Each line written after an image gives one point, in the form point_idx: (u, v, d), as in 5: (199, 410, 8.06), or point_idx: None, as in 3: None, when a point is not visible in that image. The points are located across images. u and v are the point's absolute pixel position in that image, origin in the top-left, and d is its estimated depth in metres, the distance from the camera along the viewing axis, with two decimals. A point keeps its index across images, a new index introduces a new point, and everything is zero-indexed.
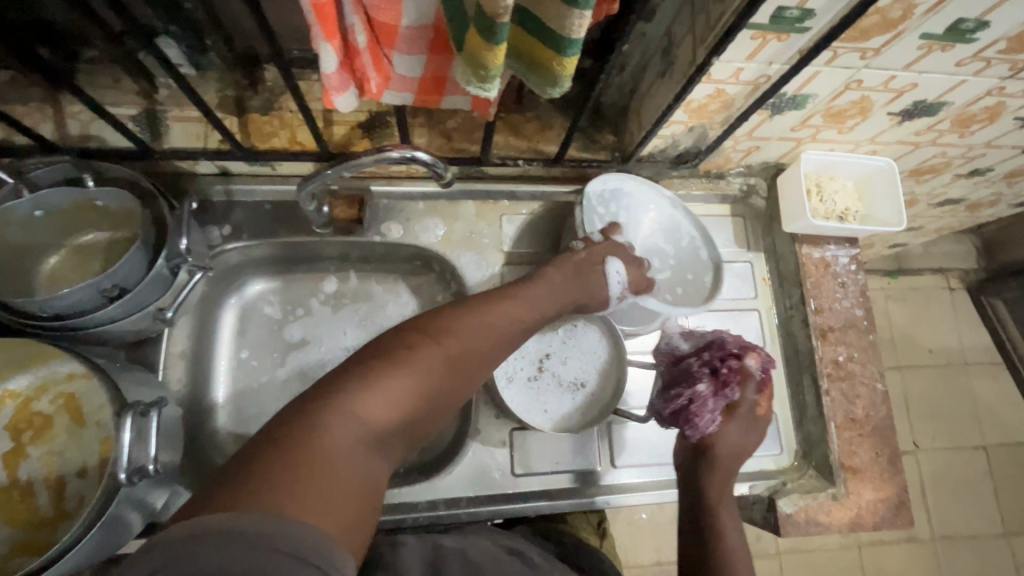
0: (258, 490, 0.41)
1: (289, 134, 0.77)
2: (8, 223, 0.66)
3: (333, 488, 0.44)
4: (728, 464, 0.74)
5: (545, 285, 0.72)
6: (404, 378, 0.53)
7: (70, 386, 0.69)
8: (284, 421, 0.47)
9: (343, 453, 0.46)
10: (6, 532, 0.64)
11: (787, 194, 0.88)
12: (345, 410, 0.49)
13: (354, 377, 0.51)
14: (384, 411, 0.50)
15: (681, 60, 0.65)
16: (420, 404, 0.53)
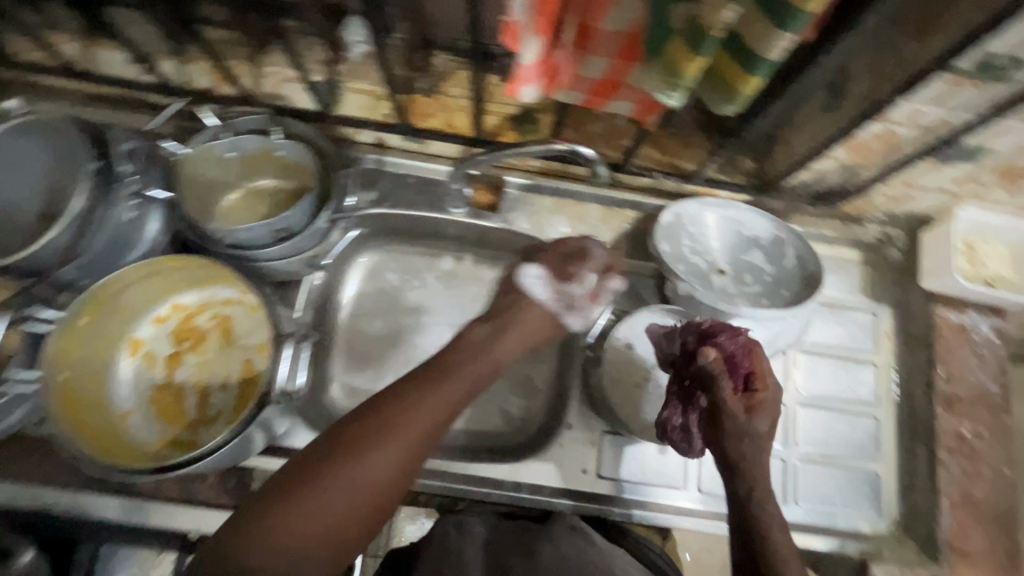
0: (248, 542, 0.48)
1: (445, 117, 0.84)
2: (207, 159, 0.75)
3: (308, 536, 0.50)
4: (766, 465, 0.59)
5: (523, 307, 0.71)
6: (398, 430, 0.56)
7: (227, 309, 0.78)
8: (277, 482, 0.52)
9: (335, 510, 0.51)
10: (158, 425, 0.72)
11: (930, 251, 0.84)
12: (339, 479, 0.52)
13: (347, 441, 0.55)
14: (381, 466, 0.54)
15: (856, 97, 0.64)
16: (411, 455, 0.56)
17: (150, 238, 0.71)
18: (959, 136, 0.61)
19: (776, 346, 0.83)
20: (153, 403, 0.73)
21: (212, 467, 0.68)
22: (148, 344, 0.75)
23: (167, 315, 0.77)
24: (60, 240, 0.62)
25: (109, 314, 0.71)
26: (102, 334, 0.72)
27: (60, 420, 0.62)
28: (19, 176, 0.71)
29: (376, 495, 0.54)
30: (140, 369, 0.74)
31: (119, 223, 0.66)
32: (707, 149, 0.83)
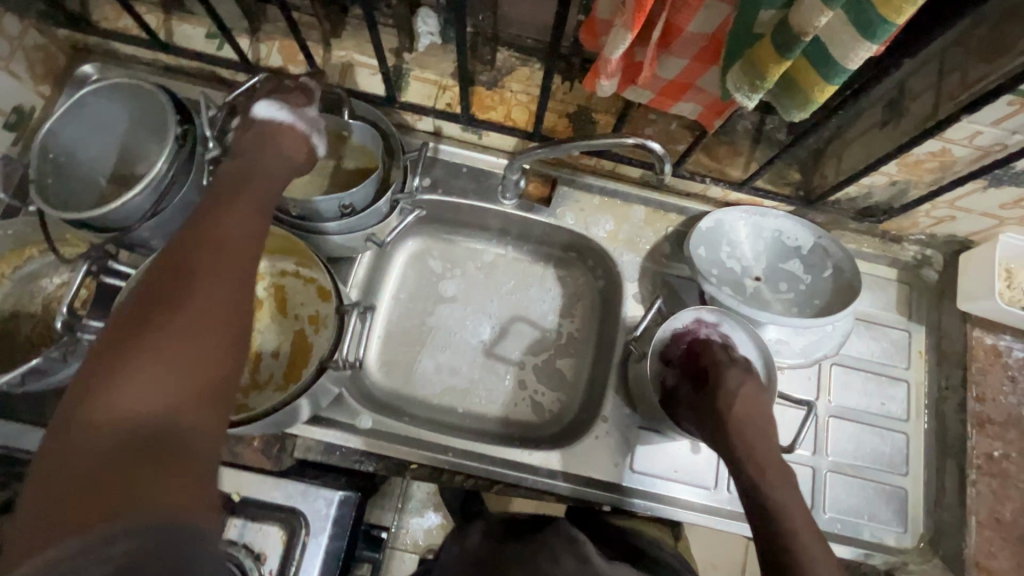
0: (98, 429, 0.37)
1: (505, 110, 0.85)
2: None
3: (120, 447, 0.37)
4: (754, 440, 0.68)
5: (267, 149, 0.62)
6: (224, 249, 0.50)
7: (282, 280, 0.80)
8: (99, 356, 0.42)
9: (176, 361, 0.42)
10: None
11: (969, 273, 0.86)
12: (172, 318, 0.44)
13: (179, 274, 0.47)
14: (215, 325, 0.46)
15: (914, 114, 0.66)
16: (234, 301, 0.48)
17: None
18: (1014, 157, 0.63)
19: (812, 357, 0.85)
20: None
21: (263, 430, 0.70)
22: None
23: None
24: (141, 202, 0.65)
25: None
26: None
27: None
28: (101, 138, 0.74)
29: (217, 336, 0.45)
30: None
31: (195, 190, 0.69)
32: (756, 159, 0.86)
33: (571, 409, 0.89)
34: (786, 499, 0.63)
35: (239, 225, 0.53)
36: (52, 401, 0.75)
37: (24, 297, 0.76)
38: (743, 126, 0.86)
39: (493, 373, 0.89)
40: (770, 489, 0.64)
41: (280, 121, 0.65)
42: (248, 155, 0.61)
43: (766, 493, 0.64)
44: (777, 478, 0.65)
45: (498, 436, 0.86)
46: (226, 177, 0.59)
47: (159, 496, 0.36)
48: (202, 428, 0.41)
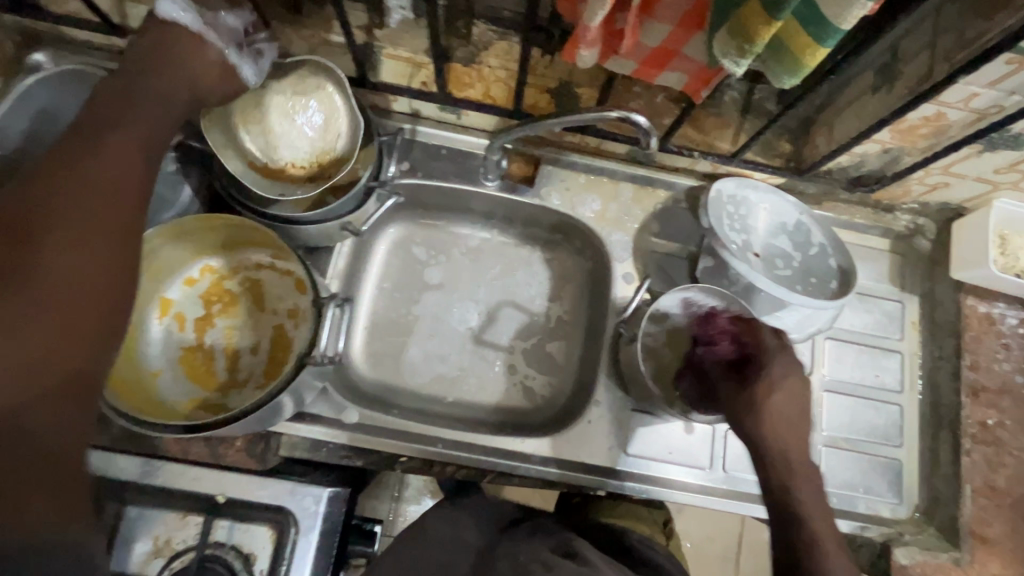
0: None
1: (484, 87, 0.81)
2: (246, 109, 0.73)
3: None
4: (779, 413, 0.63)
5: (154, 86, 0.58)
6: (67, 186, 0.49)
7: (257, 274, 0.77)
8: None
9: (51, 294, 0.45)
10: (186, 385, 0.72)
11: (963, 240, 0.84)
12: (47, 267, 0.45)
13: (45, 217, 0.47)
14: (62, 266, 0.46)
15: (908, 77, 0.63)
16: (114, 230, 0.50)
17: (185, 201, 0.74)
18: (1010, 119, 0.61)
19: (805, 332, 0.83)
20: (183, 364, 0.73)
21: (243, 430, 0.68)
22: (178, 305, 0.75)
23: (198, 276, 0.76)
24: None
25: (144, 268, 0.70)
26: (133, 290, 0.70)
27: None
28: None
29: (102, 278, 0.48)
30: (170, 330, 0.74)
31: None
32: (745, 131, 0.83)
33: (563, 394, 0.87)
34: (807, 476, 0.60)
35: (121, 169, 0.52)
36: None
37: None
38: (730, 97, 0.83)
39: (482, 362, 0.87)
40: (793, 463, 0.60)
41: (186, 26, 0.61)
42: (129, 71, 0.58)
43: (784, 466, 0.60)
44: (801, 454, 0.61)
45: (488, 425, 0.84)
46: (107, 96, 0.56)
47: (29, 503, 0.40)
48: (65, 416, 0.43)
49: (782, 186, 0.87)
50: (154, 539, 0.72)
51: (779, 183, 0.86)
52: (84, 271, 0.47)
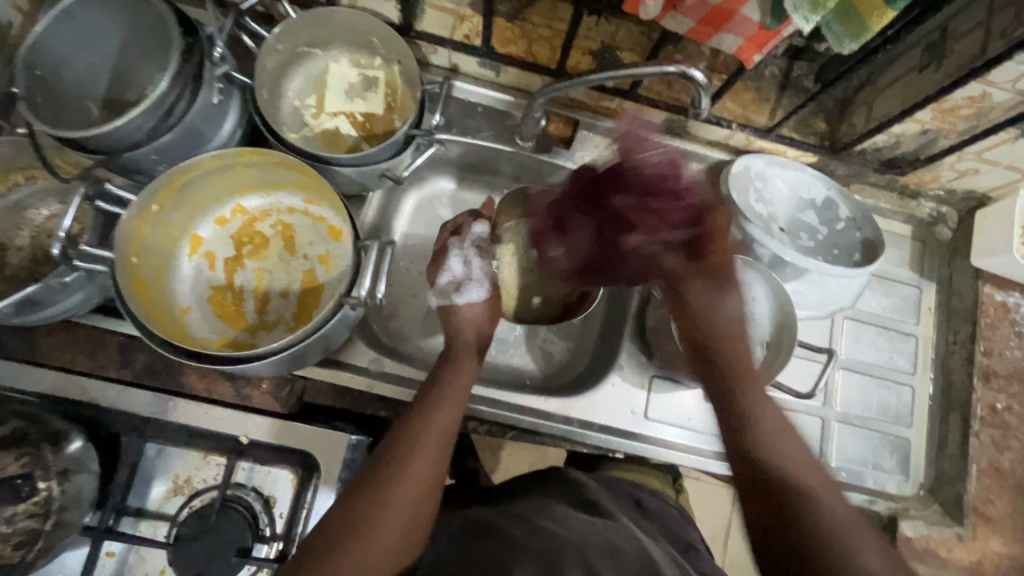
0: (371, 530, 0.53)
1: (527, 45, 0.80)
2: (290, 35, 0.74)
3: (385, 524, 0.53)
4: (743, 365, 0.65)
5: (461, 360, 0.71)
6: (442, 424, 0.62)
7: (290, 218, 0.77)
8: (360, 488, 0.56)
9: (384, 552, 0.52)
10: (216, 322, 0.73)
11: (985, 228, 0.86)
12: (377, 528, 0.53)
13: (383, 477, 0.56)
14: (415, 500, 0.56)
15: (958, 54, 0.65)
16: (431, 484, 0.58)
17: (226, 133, 0.70)
18: None
19: (828, 309, 0.84)
20: (214, 303, 0.74)
21: (271, 373, 0.67)
22: (209, 245, 0.75)
23: (230, 216, 0.76)
24: (140, 123, 0.59)
25: (178, 203, 0.69)
26: (166, 225, 0.70)
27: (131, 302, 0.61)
28: (92, 57, 0.68)
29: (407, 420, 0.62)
30: (200, 269, 0.74)
31: (204, 110, 0.64)
32: (782, 107, 0.83)
33: (585, 360, 0.88)
34: (806, 454, 0.56)
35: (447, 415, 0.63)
36: (46, 337, 0.72)
37: (10, 227, 0.70)
38: (770, 72, 0.83)
39: (505, 324, 0.88)
40: (773, 423, 0.58)
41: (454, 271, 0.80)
42: (458, 348, 0.73)
43: (773, 427, 0.58)
44: (786, 425, 0.58)
45: (510, 383, 0.85)
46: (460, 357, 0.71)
47: None
48: None
49: (814, 165, 0.87)
50: (172, 478, 0.73)
51: (811, 162, 0.87)
52: (393, 540, 0.53)
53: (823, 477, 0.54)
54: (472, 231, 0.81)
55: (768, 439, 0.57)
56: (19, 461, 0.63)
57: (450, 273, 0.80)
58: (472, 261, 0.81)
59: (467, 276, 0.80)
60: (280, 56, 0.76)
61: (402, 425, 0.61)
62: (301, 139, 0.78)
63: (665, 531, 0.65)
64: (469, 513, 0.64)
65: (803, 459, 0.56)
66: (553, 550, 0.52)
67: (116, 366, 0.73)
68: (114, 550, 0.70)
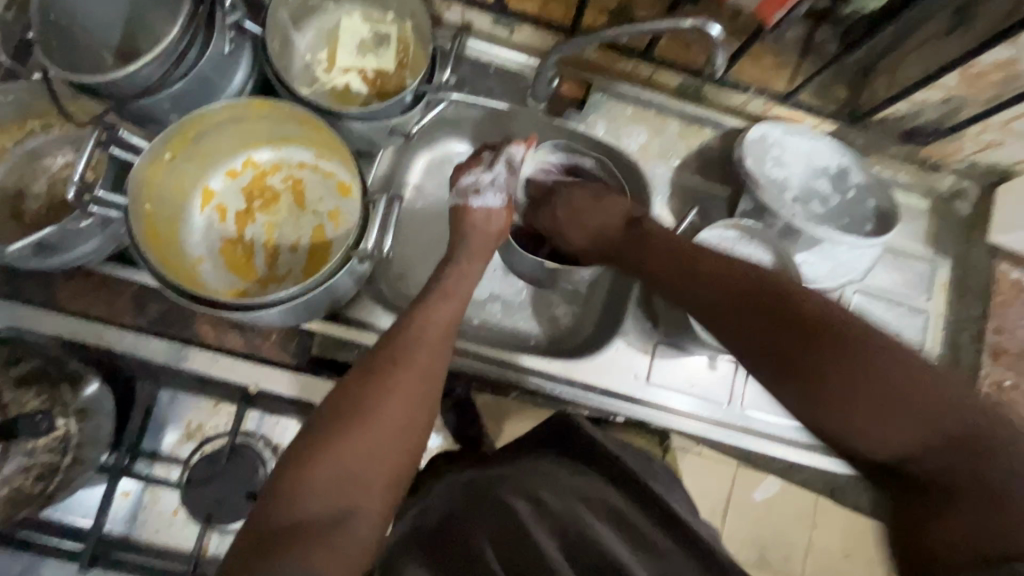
0: (376, 409, 0.53)
1: (542, 2, 0.79)
2: None
3: (390, 407, 0.53)
4: (773, 295, 0.54)
5: (467, 258, 0.71)
6: (431, 341, 0.59)
7: (300, 173, 0.77)
8: (362, 372, 0.55)
9: (372, 460, 0.51)
10: (227, 274, 0.74)
11: (1007, 203, 0.84)
12: (364, 435, 0.51)
13: (372, 386, 0.54)
14: (416, 383, 0.56)
15: (987, 17, 0.63)
16: (423, 399, 0.56)
17: (238, 85, 0.70)
18: None
19: (838, 281, 0.83)
20: (224, 255, 0.75)
21: (280, 324, 0.69)
22: (220, 197, 0.76)
23: (241, 169, 0.77)
24: (152, 71, 0.60)
25: (189, 153, 0.70)
26: (178, 175, 0.71)
27: (144, 249, 0.63)
28: (106, 5, 0.68)
29: (409, 316, 0.61)
30: (212, 221, 0.76)
31: (217, 60, 0.65)
32: (802, 73, 0.81)
33: (589, 327, 0.89)
34: (910, 363, 0.47)
35: (445, 312, 0.63)
36: (63, 281, 0.70)
37: (28, 175, 0.72)
38: (792, 36, 0.81)
39: (512, 288, 0.89)
40: (839, 362, 0.48)
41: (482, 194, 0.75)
42: (458, 245, 0.73)
43: (851, 365, 0.48)
44: (865, 350, 0.48)
45: (513, 345, 0.86)
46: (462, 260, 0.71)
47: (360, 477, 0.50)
48: (384, 501, 0.51)
49: (832, 134, 0.86)
50: (185, 424, 0.80)
51: (830, 131, 0.85)
52: (384, 448, 0.52)
53: (906, 389, 0.46)
54: (508, 150, 0.75)
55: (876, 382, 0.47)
56: (38, 397, 0.64)
57: (474, 173, 0.76)
58: (499, 173, 0.76)
59: (491, 181, 0.76)
60: (291, 8, 0.75)
61: (403, 316, 0.61)
62: (311, 93, 0.77)
63: (654, 480, 0.67)
64: (470, 471, 0.68)
65: (900, 384, 0.46)
66: (540, 521, 0.56)
67: (131, 314, 0.71)
68: (129, 490, 0.77)
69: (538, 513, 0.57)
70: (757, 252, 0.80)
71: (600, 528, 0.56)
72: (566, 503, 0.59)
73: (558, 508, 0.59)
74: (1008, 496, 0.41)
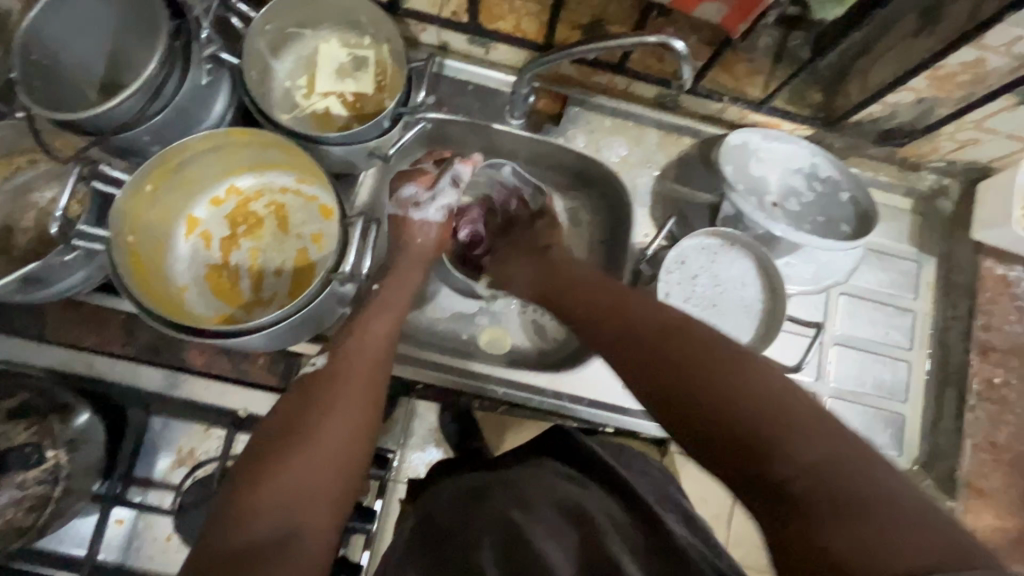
0: (314, 429, 0.54)
1: (515, 21, 0.80)
2: (279, 15, 0.75)
3: (333, 422, 0.55)
4: (649, 321, 0.57)
5: (413, 276, 0.75)
6: (369, 353, 0.63)
7: (282, 198, 0.79)
8: (296, 396, 0.57)
9: (315, 478, 0.51)
10: (214, 299, 0.76)
11: (987, 200, 0.84)
12: (308, 451, 0.52)
13: (313, 405, 0.56)
14: (349, 399, 0.57)
15: (952, 20, 0.64)
16: (364, 412, 0.57)
17: (218, 115, 0.72)
18: None
19: (821, 284, 0.83)
20: (210, 281, 0.77)
21: (266, 348, 0.69)
22: (205, 224, 0.78)
23: (224, 197, 0.79)
24: (131, 106, 0.61)
25: (173, 182, 0.72)
26: (162, 205, 0.73)
27: (127, 278, 0.64)
28: (88, 42, 0.70)
29: (345, 341, 0.64)
30: (197, 248, 0.77)
31: (195, 92, 0.66)
32: (776, 79, 0.82)
33: (574, 337, 0.89)
34: (769, 373, 0.47)
35: (380, 333, 0.66)
36: (54, 312, 0.72)
37: (17, 211, 0.73)
38: (764, 43, 0.81)
39: (499, 301, 0.89)
40: (714, 383, 0.47)
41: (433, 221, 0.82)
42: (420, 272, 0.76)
43: (720, 372, 0.48)
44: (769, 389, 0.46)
45: (504, 360, 0.86)
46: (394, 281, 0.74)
47: (300, 499, 0.50)
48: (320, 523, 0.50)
49: (810, 137, 0.86)
50: (177, 450, 0.81)
51: (807, 135, 0.86)
52: (327, 462, 0.52)
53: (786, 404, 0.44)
54: (453, 169, 0.80)
55: (749, 401, 0.45)
56: (30, 430, 0.66)
57: (414, 188, 0.81)
58: (443, 189, 0.81)
59: (433, 198, 0.82)
60: (268, 37, 0.76)
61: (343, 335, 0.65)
62: (292, 120, 0.79)
63: (646, 484, 0.67)
64: (472, 479, 0.68)
65: (762, 396, 0.45)
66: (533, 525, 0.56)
67: (120, 343, 0.72)
68: (123, 518, 0.78)
69: (532, 518, 0.57)
70: (735, 259, 0.82)
71: (597, 534, 0.56)
72: (560, 510, 0.59)
73: (552, 515, 0.58)
74: (883, 506, 0.38)
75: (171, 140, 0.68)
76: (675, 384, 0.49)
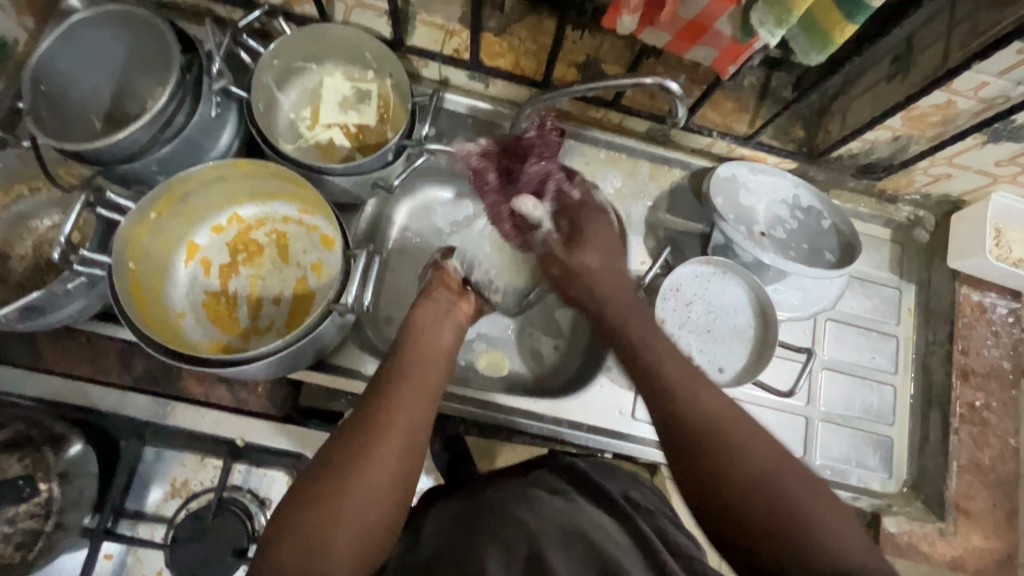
0: (356, 476, 0.50)
1: (514, 58, 0.83)
2: (285, 49, 0.77)
3: (377, 467, 0.51)
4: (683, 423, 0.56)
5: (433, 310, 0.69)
6: (422, 389, 0.59)
7: (283, 227, 0.80)
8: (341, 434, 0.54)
9: (348, 530, 0.48)
10: (211, 326, 0.76)
11: (961, 231, 0.89)
12: (348, 498, 0.49)
13: (353, 447, 0.52)
14: (396, 443, 0.54)
15: (922, 66, 0.69)
16: (410, 454, 0.54)
17: (223, 146, 0.73)
18: (1015, 109, 0.66)
19: (809, 310, 0.87)
20: (207, 308, 0.77)
21: (263, 377, 0.69)
22: (205, 251, 0.78)
23: (226, 224, 0.79)
24: (140, 136, 0.62)
25: (175, 211, 0.72)
26: (163, 233, 0.73)
27: (125, 306, 0.64)
28: (95, 73, 0.71)
29: (391, 373, 0.61)
30: (196, 275, 0.78)
31: (203, 124, 0.67)
32: (761, 116, 0.86)
33: (570, 363, 0.90)
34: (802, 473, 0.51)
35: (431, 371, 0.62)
36: (50, 342, 0.71)
37: (14, 238, 0.73)
38: (750, 82, 0.86)
39: (497, 326, 0.90)
40: (748, 474, 0.51)
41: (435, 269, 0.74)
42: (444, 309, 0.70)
43: (756, 505, 0.50)
44: (819, 500, 0.50)
45: (503, 386, 0.87)
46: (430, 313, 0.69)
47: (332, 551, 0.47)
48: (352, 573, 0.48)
49: (793, 170, 0.90)
50: (169, 481, 0.79)
51: (791, 168, 0.90)
52: (366, 513, 0.49)
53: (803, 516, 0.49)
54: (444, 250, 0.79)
55: (775, 485, 0.50)
56: (21, 462, 0.65)
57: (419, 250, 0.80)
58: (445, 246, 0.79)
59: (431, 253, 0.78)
60: (274, 71, 0.78)
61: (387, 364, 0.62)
62: (296, 149, 0.80)
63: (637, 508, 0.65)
64: (458, 499, 0.63)
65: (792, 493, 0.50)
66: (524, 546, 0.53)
67: (116, 372, 0.72)
68: (112, 552, 0.76)
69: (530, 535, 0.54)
70: (726, 286, 0.84)
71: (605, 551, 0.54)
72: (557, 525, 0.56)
73: (548, 531, 0.55)
74: None
75: (175, 170, 0.69)
76: (703, 441, 0.54)
